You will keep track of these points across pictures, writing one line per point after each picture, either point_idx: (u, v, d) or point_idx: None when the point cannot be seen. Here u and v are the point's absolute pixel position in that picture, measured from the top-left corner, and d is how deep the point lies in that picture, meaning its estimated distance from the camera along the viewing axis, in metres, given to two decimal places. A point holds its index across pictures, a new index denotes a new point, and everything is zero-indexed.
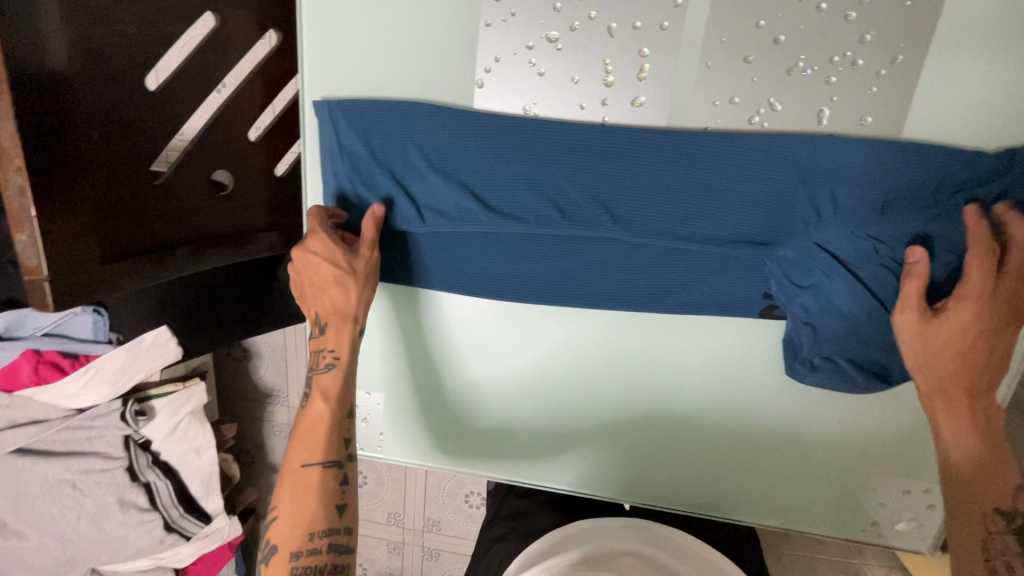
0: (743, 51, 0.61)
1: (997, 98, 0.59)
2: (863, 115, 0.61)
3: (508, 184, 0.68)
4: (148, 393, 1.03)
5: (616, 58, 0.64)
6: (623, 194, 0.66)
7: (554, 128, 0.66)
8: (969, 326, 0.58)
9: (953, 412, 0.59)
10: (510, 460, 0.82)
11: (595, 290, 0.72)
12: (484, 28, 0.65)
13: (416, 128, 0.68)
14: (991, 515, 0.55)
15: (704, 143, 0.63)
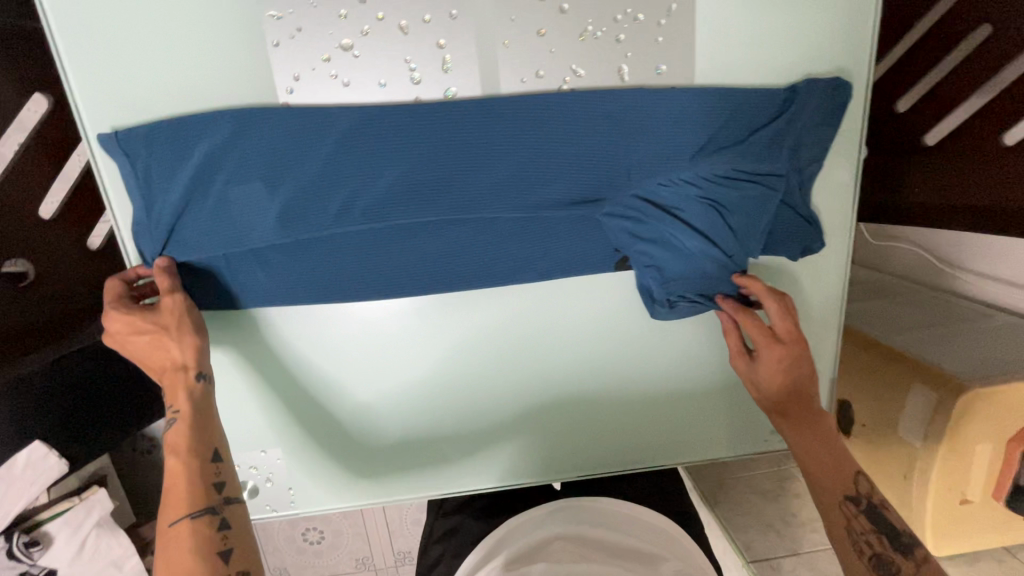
0: (535, 25, 0.63)
1: (771, 26, 0.64)
2: (658, 64, 0.65)
3: (339, 192, 0.66)
4: (38, 519, 0.93)
5: (417, 55, 0.63)
6: (458, 179, 0.66)
7: (373, 140, 0.64)
8: (778, 367, 0.69)
9: (804, 437, 0.71)
10: (425, 477, 0.81)
11: (458, 287, 0.72)
12: (273, 49, 0.61)
13: (226, 143, 0.63)
14: (844, 501, 0.68)
15: (521, 107, 0.65)
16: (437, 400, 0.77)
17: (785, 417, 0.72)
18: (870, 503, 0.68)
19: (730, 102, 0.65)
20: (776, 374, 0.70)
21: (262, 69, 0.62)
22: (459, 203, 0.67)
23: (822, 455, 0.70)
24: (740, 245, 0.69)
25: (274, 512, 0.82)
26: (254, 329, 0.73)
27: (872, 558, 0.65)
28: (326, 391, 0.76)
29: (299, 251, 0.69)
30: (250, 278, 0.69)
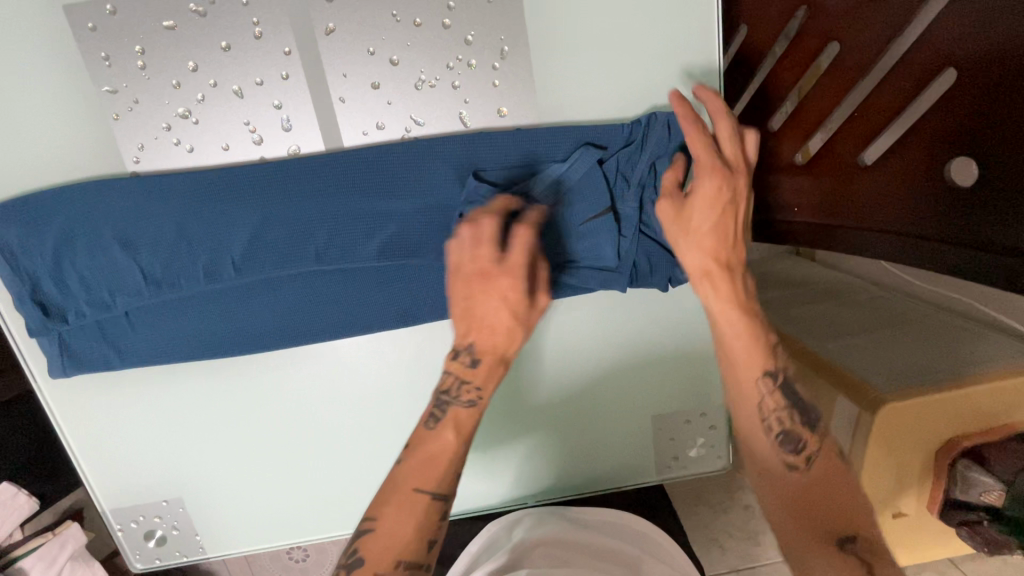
0: (369, 78, 0.63)
1: (607, 63, 0.64)
2: (498, 106, 0.64)
3: (197, 252, 0.66)
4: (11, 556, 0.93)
5: (256, 117, 0.64)
6: (311, 234, 0.67)
7: (222, 201, 0.65)
8: (717, 203, 0.61)
9: (717, 288, 0.62)
10: (332, 517, 0.83)
11: (327, 335, 0.71)
12: (115, 122, 0.63)
13: (80, 214, 0.65)
14: (765, 374, 0.64)
15: (366, 159, 0.65)
16: (329, 444, 0.79)
17: (711, 277, 0.62)
18: (782, 376, 0.64)
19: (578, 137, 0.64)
20: (714, 211, 0.61)
21: (108, 142, 0.64)
22: (315, 257, 0.67)
23: (734, 314, 0.63)
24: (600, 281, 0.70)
25: (185, 556, 0.85)
26: (138, 388, 0.74)
27: (777, 429, 0.64)
28: (219, 442, 0.77)
29: (167, 311, 0.70)
30: (123, 339, 0.70)
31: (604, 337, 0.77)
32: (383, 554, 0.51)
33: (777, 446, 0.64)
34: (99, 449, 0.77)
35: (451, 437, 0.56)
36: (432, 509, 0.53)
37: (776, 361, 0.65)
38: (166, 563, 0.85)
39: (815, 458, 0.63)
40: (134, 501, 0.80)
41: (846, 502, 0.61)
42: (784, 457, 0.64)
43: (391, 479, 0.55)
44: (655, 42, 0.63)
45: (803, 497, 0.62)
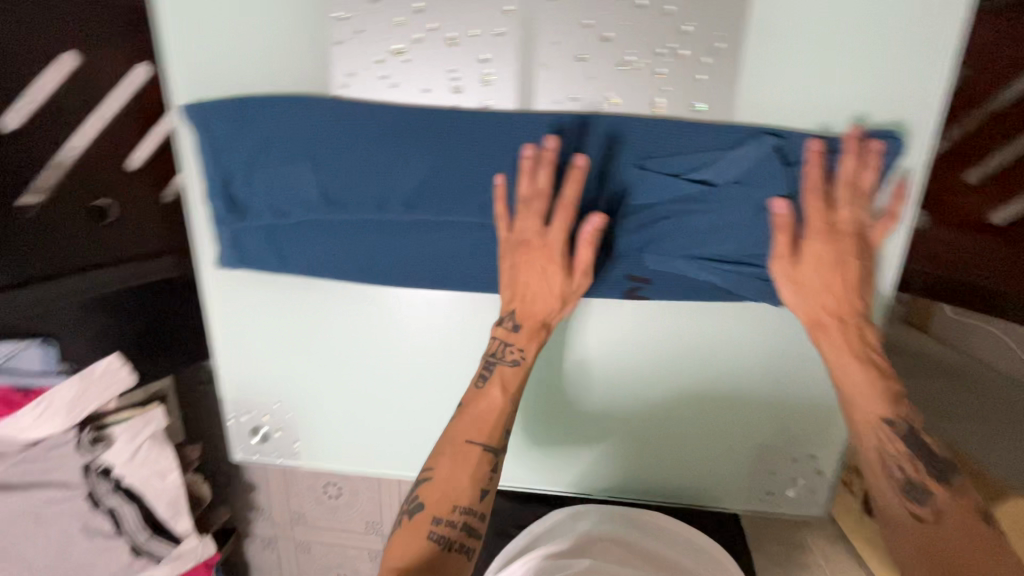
0: (577, 50, 0.64)
1: (815, 80, 0.63)
2: (695, 102, 0.64)
3: (375, 182, 0.71)
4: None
5: (461, 66, 0.66)
6: (482, 186, 0.69)
7: (408, 140, 0.69)
8: (823, 263, 0.63)
9: (834, 343, 0.64)
10: (421, 460, 0.86)
11: (471, 287, 0.74)
12: (335, 46, 0.68)
13: (281, 124, 0.70)
14: (879, 424, 0.61)
15: (552, 125, 0.66)
16: (437, 391, 0.82)
17: (824, 329, 0.65)
18: (910, 427, 0.61)
19: (769, 149, 0.63)
20: (823, 270, 0.63)
21: (325, 64, 0.69)
22: (480, 209, 0.70)
23: (853, 367, 0.63)
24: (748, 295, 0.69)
25: (279, 459, 0.91)
26: (286, 294, 0.80)
27: (901, 480, 0.61)
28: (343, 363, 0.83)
29: (331, 230, 0.74)
30: (287, 246, 0.76)
31: (728, 353, 0.77)
32: (439, 500, 0.60)
33: (904, 497, 0.60)
34: (235, 340, 0.84)
35: (497, 394, 0.66)
36: (484, 458, 0.62)
37: (902, 412, 0.61)
38: (262, 460, 0.91)
39: (953, 511, 0.57)
40: (253, 396, 0.87)
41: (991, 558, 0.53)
42: (910, 508, 0.60)
43: (447, 436, 0.64)
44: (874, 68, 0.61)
45: (929, 552, 0.56)
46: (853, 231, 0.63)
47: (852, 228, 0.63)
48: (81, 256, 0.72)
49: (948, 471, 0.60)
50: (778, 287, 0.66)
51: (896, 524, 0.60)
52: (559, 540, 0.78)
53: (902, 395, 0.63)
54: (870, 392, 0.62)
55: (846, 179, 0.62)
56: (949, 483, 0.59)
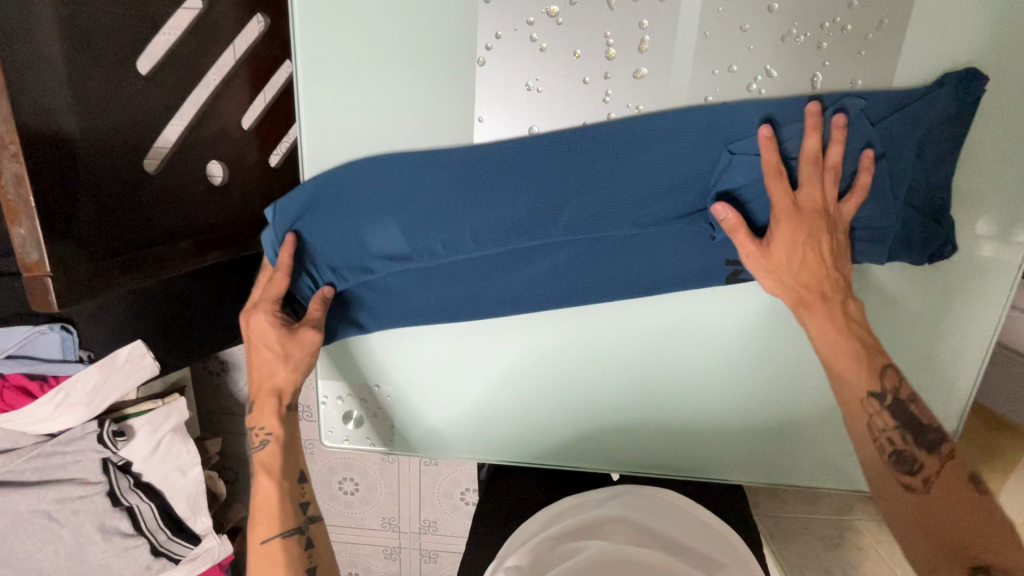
0: (738, 20, 0.63)
1: (979, 58, 0.63)
2: (853, 78, 0.64)
3: (494, 218, 0.70)
4: (125, 412, 1.05)
5: (617, 31, 0.64)
6: (612, 182, 0.68)
7: (526, 172, 0.68)
8: (797, 245, 0.63)
9: (819, 323, 0.64)
10: (520, 445, 0.83)
11: (586, 297, 0.75)
12: (484, 5, 0.64)
13: (381, 181, 0.70)
14: (868, 399, 0.63)
15: (687, 113, 0.65)
16: (541, 375, 0.79)
17: (808, 307, 0.64)
18: (896, 398, 0.63)
19: (857, 111, 0.63)
20: (796, 251, 0.63)
21: (470, 23, 0.65)
22: (608, 203, 0.69)
23: (838, 340, 0.64)
24: (852, 264, 0.68)
25: (372, 445, 0.87)
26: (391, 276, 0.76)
27: (892, 449, 0.62)
28: (442, 353, 0.80)
29: (452, 273, 0.76)
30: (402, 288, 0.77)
31: None
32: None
33: (896, 468, 0.63)
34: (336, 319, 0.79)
35: (265, 479, 0.76)
36: (288, 546, 0.75)
37: (890, 385, 0.63)
38: (355, 446, 0.87)
39: (939, 480, 0.61)
40: (342, 376, 0.82)
41: (971, 517, 0.58)
42: (902, 479, 0.62)
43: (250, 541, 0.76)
44: None
45: (921, 516, 0.61)
46: (819, 213, 0.63)
47: (818, 215, 0.63)
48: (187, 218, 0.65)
49: (936, 442, 0.63)
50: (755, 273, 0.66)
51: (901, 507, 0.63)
52: (565, 519, 0.83)
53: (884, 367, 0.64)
54: (848, 366, 0.63)
55: (808, 158, 0.62)
56: (939, 453, 0.62)
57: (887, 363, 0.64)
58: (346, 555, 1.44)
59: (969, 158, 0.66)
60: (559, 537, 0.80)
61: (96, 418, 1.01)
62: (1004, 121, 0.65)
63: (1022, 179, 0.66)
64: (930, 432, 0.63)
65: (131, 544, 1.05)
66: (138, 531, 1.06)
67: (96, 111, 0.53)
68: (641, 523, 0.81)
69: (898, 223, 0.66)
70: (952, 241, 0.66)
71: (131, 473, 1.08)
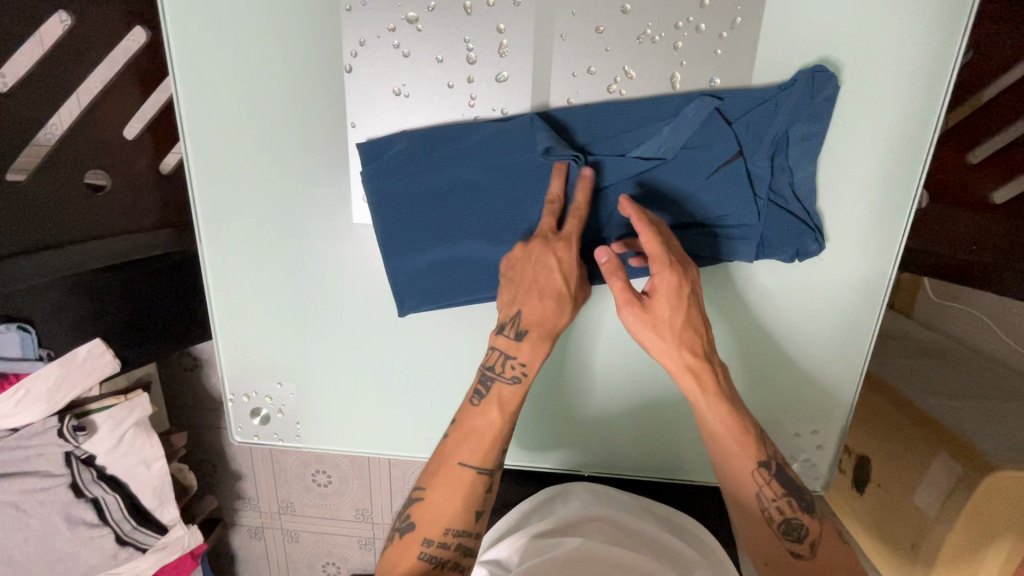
0: (594, 22, 0.64)
1: (838, 49, 0.62)
2: (711, 77, 0.64)
3: (405, 203, 0.71)
4: (88, 408, 1.08)
5: (476, 37, 0.65)
6: (481, 182, 0.69)
7: (409, 165, 0.69)
8: (678, 298, 0.62)
9: (700, 390, 0.65)
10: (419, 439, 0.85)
11: (471, 300, 0.74)
12: (346, 14, 0.66)
13: (300, 168, 0.73)
14: (759, 469, 0.66)
15: (548, 114, 0.66)
16: (445, 368, 0.81)
17: (695, 375, 0.65)
18: (779, 466, 0.67)
19: (711, 110, 0.62)
20: (678, 310, 0.62)
21: (335, 31, 0.67)
22: (481, 203, 0.70)
23: (722, 408, 0.65)
24: (719, 259, 0.67)
25: (280, 441, 0.89)
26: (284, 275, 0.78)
27: (782, 518, 0.66)
28: (338, 351, 0.82)
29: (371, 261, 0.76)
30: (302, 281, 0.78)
31: (742, 330, 0.74)
32: (431, 528, 0.65)
33: (783, 536, 0.66)
34: (237, 319, 0.82)
35: (496, 414, 0.66)
36: (476, 484, 0.66)
37: (773, 455, 0.68)
38: (263, 442, 0.89)
39: (817, 540, 0.65)
40: (258, 376, 0.85)
41: (842, 562, 0.64)
42: (789, 544, 0.66)
43: (439, 458, 0.67)
44: (898, 33, 0.60)
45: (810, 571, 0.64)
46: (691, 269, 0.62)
47: (689, 270, 0.62)
48: (83, 223, 0.70)
49: (810, 500, 0.67)
50: (641, 332, 0.64)
51: (783, 562, 0.66)
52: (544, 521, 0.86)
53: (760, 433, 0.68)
54: (737, 445, 0.66)
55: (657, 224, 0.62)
56: (814, 515, 0.67)
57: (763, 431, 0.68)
58: (324, 545, 1.48)
59: (836, 151, 0.65)
60: (544, 530, 0.84)
61: (56, 415, 1.04)
62: (867, 114, 0.64)
63: (900, 167, 0.65)
64: (808, 496, 0.67)
65: (97, 533, 1.07)
66: (103, 521, 1.08)
67: None
68: (624, 525, 0.85)
69: (762, 223, 0.66)
70: (818, 239, 0.66)
71: (95, 466, 1.09)
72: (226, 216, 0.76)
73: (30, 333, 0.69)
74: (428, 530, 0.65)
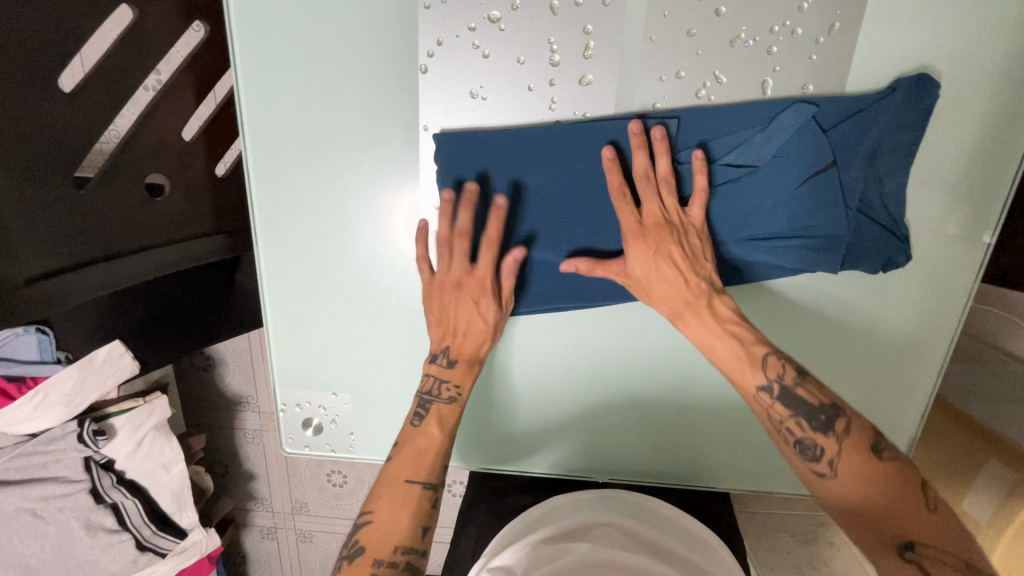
0: (685, 24, 0.61)
1: (937, 55, 0.60)
2: (805, 83, 0.62)
3: (481, 207, 0.68)
4: (106, 411, 1.02)
5: (561, 37, 0.63)
6: (562, 187, 0.67)
7: (486, 167, 0.67)
8: (653, 260, 0.63)
9: (695, 330, 0.62)
10: (466, 447, 0.81)
11: (548, 308, 0.72)
12: (424, 11, 0.63)
13: (370, 172, 0.70)
14: (758, 391, 0.58)
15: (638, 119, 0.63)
16: (498, 376, 0.78)
17: (682, 319, 0.63)
18: (783, 387, 0.57)
19: (808, 117, 0.61)
20: (653, 268, 0.63)
21: (411, 29, 0.63)
22: (562, 210, 0.68)
23: (724, 345, 0.61)
24: (807, 269, 0.66)
25: (333, 452, 0.86)
26: (340, 278, 0.75)
27: (793, 441, 0.56)
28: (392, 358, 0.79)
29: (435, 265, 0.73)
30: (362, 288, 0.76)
31: (815, 337, 0.72)
32: (381, 541, 0.58)
33: (802, 457, 0.56)
34: (290, 325, 0.78)
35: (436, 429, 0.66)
36: (421, 501, 0.61)
37: (771, 374, 0.58)
38: (315, 453, 0.86)
39: (844, 462, 0.53)
40: (304, 383, 0.82)
41: (888, 500, 0.50)
42: (815, 471, 0.55)
43: (386, 479, 0.62)
44: (1000, 40, 0.59)
45: (846, 502, 0.53)
46: (657, 222, 0.63)
47: (657, 224, 0.63)
48: (143, 233, 0.66)
49: (832, 417, 0.55)
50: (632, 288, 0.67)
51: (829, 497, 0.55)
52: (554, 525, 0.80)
53: (767, 364, 0.58)
54: (743, 376, 0.59)
55: (641, 175, 0.63)
56: (881, 455, 0.52)
57: (767, 350, 0.59)
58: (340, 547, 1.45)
59: (929, 159, 0.64)
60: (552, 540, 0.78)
61: (76, 419, 0.98)
62: (961, 126, 0.62)
63: (995, 174, 0.63)
64: (826, 413, 0.55)
65: (116, 539, 1.02)
66: (123, 527, 1.03)
67: (36, 133, 0.53)
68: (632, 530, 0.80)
69: (851, 234, 0.64)
70: (905, 250, 0.65)
71: (114, 470, 1.04)
72: (286, 220, 0.73)
73: (48, 332, 0.71)
74: (374, 538, 0.58)
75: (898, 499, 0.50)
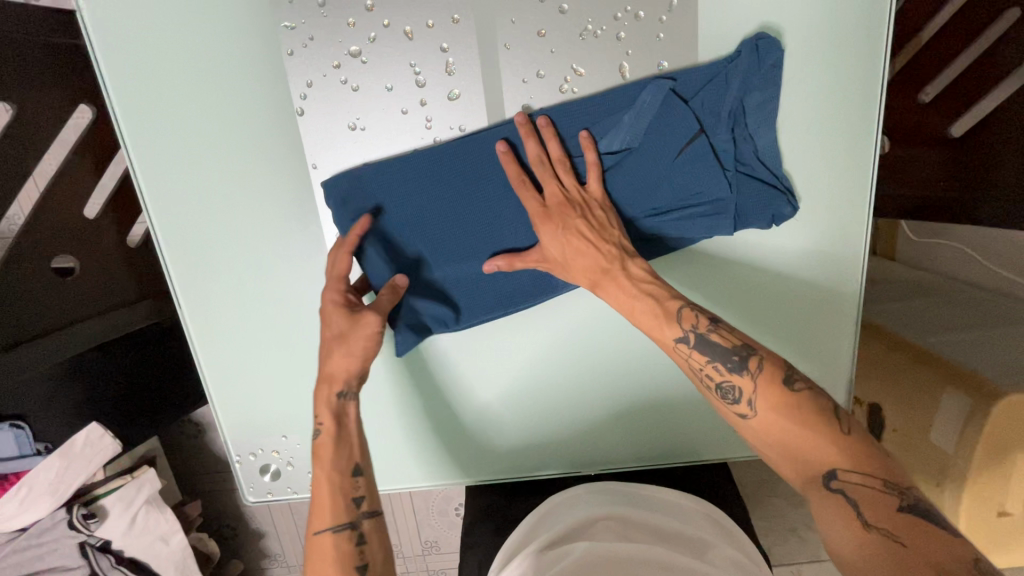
0: (535, 26, 0.64)
1: (776, 13, 0.63)
2: (659, 61, 0.65)
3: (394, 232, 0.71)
4: (95, 493, 1.00)
5: (421, 59, 0.66)
6: (453, 199, 0.69)
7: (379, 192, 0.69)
8: (565, 240, 0.65)
9: (615, 294, 0.63)
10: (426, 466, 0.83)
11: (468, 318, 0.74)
12: (287, 57, 0.65)
13: (270, 216, 0.72)
14: (677, 345, 0.60)
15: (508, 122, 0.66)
16: (439, 390, 0.79)
17: (602, 287, 0.64)
18: (699, 335, 0.59)
19: (667, 92, 0.64)
20: (568, 247, 0.65)
21: (281, 77, 0.66)
22: (460, 220, 0.70)
23: (642, 304, 0.62)
24: (699, 235, 0.68)
25: (295, 494, 0.87)
26: (266, 323, 0.77)
27: (714, 386, 0.57)
28: None
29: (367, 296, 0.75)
30: (289, 327, 0.77)
31: (731, 296, 0.72)
32: None
33: (725, 401, 0.57)
34: (235, 377, 0.80)
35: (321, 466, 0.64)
36: (337, 542, 0.60)
37: (686, 325, 0.59)
38: (278, 498, 0.87)
39: (760, 397, 0.55)
40: (256, 433, 0.83)
41: (806, 432, 0.52)
42: (734, 407, 0.56)
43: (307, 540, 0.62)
44: None
45: (771, 436, 0.54)
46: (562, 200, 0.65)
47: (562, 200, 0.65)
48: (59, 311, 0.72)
49: (745, 357, 0.57)
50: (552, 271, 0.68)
51: (750, 430, 0.56)
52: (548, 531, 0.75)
53: (676, 314, 0.60)
54: (655, 327, 0.61)
55: (539, 159, 0.65)
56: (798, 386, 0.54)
57: (680, 304, 0.60)
58: None
59: (792, 111, 0.66)
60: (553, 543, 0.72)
61: (65, 506, 0.96)
62: (817, 75, 0.64)
63: (861, 112, 0.65)
64: (740, 351, 0.57)
65: None
66: None
67: None
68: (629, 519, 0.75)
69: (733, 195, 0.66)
70: (790, 201, 0.67)
71: (112, 552, 1.03)
72: (203, 279, 0.75)
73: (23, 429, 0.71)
74: None
75: (821, 434, 0.52)
